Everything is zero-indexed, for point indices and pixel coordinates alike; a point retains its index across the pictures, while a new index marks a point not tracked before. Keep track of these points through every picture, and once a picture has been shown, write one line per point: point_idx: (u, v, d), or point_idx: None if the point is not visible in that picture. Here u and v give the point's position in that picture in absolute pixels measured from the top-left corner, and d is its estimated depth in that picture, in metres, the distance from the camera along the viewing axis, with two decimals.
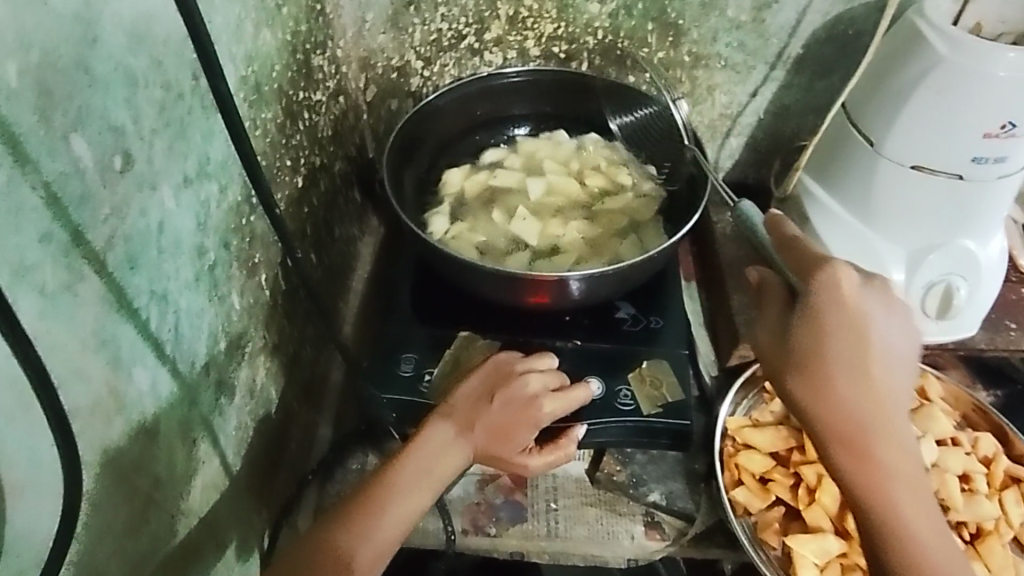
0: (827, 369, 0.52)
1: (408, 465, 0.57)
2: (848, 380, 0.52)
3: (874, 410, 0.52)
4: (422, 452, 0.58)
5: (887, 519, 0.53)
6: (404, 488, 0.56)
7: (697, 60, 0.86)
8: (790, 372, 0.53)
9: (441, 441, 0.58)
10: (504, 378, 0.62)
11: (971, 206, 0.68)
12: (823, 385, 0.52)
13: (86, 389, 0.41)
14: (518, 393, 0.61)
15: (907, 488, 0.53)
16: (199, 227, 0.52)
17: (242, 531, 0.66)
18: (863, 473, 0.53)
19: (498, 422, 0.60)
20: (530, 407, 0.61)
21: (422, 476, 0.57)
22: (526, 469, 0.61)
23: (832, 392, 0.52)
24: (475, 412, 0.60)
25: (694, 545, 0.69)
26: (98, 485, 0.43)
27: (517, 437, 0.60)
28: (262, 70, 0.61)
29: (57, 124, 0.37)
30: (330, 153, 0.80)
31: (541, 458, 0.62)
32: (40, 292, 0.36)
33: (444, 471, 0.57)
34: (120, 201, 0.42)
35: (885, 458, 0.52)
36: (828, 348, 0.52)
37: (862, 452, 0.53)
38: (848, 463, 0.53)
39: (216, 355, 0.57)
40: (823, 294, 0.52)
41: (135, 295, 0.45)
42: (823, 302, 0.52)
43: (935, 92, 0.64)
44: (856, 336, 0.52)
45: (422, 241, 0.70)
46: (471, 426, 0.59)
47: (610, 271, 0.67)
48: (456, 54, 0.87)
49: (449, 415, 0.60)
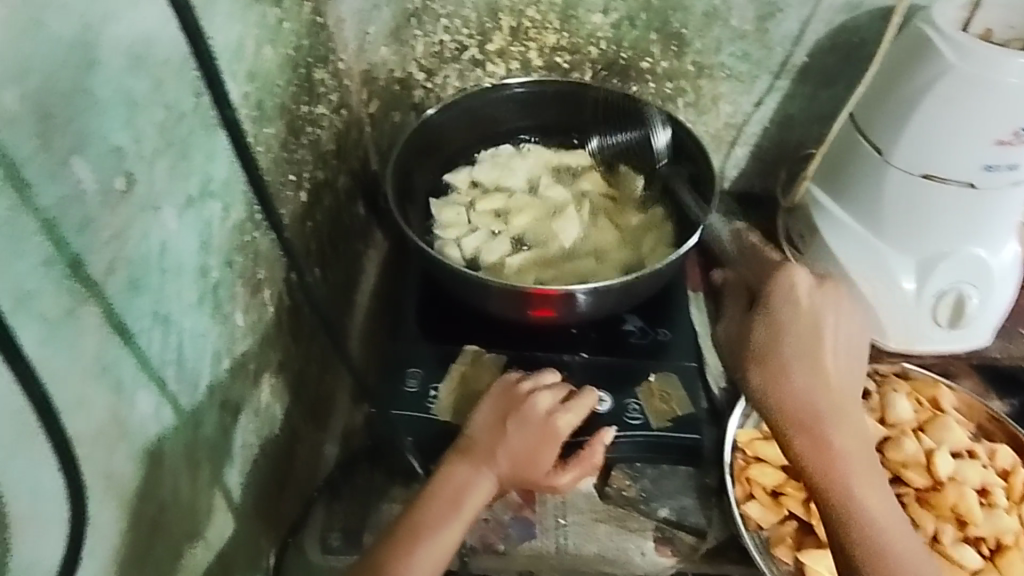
0: (784, 359, 0.56)
1: (437, 504, 0.56)
2: (805, 373, 0.56)
3: (833, 400, 0.55)
4: (449, 491, 0.57)
5: (844, 507, 0.54)
6: (435, 527, 0.55)
7: (700, 70, 0.85)
8: (752, 361, 0.57)
9: (465, 474, 0.57)
10: (515, 402, 0.61)
11: (982, 213, 0.68)
12: (787, 376, 0.56)
13: (89, 416, 0.41)
14: (532, 415, 0.60)
15: (866, 475, 0.54)
16: (202, 247, 0.51)
17: (247, 552, 0.65)
18: (822, 462, 0.54)
19: (521, 448, 0.59)
20: (548, 424, 0.60)
21: (451, 514, 0.56)
22: (558, 488, 0.61)
23: (794, 384, 0.56)
24: (495, 441, 0.59)
25: (706, 561, 0.70)
26: (102, 514, 0.43)
27: (540, 459, 0.59)
28: (265, 87, 0.61)
29: (58, 148, 0.36)
30: (333, 167, 0.79)
31: (570, 471, 0.61)
32: (41, 319, 0.36)
33: (475, 503, 0.57)
34: (122, 224, 0.42)
35: (843, 444, 0.55)
36: (784, 342, 0.57)
37: (816, 441, 0.55)
38: (806, 453, 0.55)
39: (220, 376, 0.56)
40: (776, 288, 0.59)
41: (138, 318, 0.44)
42: (779, 303, 0.58)
43: (944, 100, 0.63)
44: (807, 327, 0.57)
45: (427, 256, 0.69)
46: (496, 456, 0.58)
47: (617, 284, 0.67)
48: (459, 67, 0.86)
49: (470, 452, 0.59)
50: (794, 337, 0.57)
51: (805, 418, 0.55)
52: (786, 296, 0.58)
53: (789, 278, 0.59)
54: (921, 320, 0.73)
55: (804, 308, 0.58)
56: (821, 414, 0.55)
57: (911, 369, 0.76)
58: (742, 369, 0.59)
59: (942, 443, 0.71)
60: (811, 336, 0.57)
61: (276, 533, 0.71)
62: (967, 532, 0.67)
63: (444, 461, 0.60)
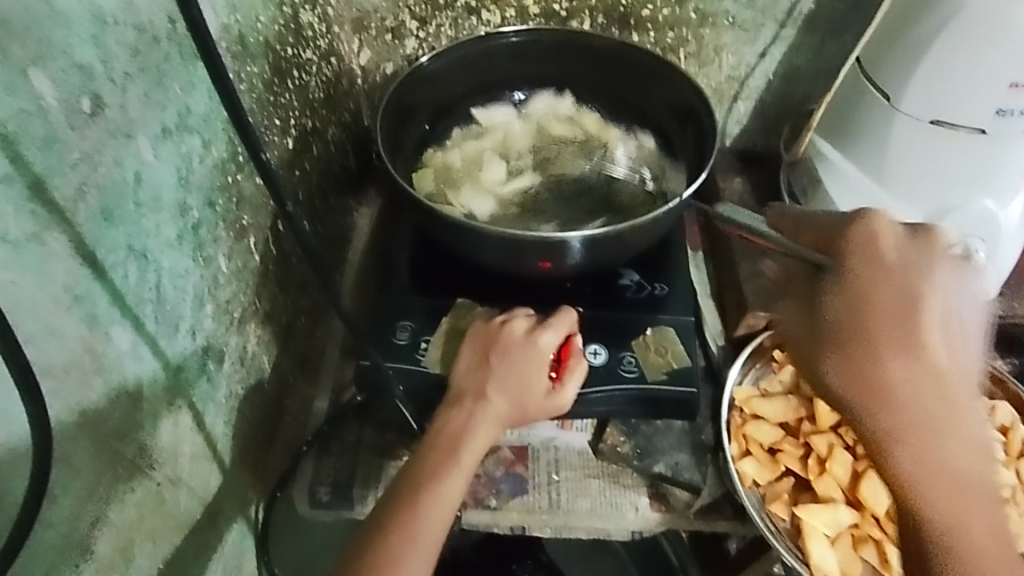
0: (875, 348, 0.45)
1: (434, 453, 0.55)
2: (926, 366, 0.45)
3: (928, 404, 0.45)
4: (447, 438, 0.56)
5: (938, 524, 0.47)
6: (437, 479, 0.54)
7: (703, 19, 0.82)
8: (838, 353, 0.46)
9: (460, 420, 0.56)
10: (493, 337, 0.61)
11: (993, 161, 0.65)
12: (900, 374, 0.45)
13: (60, 346, 0.39)
14: (511, 343, 0.60)
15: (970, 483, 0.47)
16: (180, 182, 0.49)
17: (234, 503, 0.65)
18: (925, 467, 0.46)
19: (508, 378, 0.58)
20: (528, 346, 0.60)
21: (452, 460, 0.55)
22: (559, 404, 0.60)
23: (885, 374, 0.45)
24: (481, 379, 0.58)
25: (701, 518, 0.68)
26: (75, 448, 0.41)
27: (530, 383, 0.58)
28: (247, 22, 0.58)
29: (15, 57, 0.34)
30: (322, 117, 0.77)
31: (568, 383, 0.61)
32: (2, 239, 0.34)
33: (476, 447, 0.55)
34: (90, 147, 0.40)
35: (957, 457, 0.46)
36: (899, 316, 0.45)
37: (921, 452, 0.46)
38: (905, 461, 0.47)
39: (202, 321, 0.55)
40: (852, 249, 0.47)
41: (112, 249, 0.43)
42: (861, 259, 0.47)
43: (957, 41, 0.61)
44: (902, 295, 0.45)
45: (417, 203, 0.67)
46: (491, 395, 0.57)
47: (613, 232, 0.65)
48: (453, 13, 0.84)
49: (460, 398, 0.58)
50: (891, 317, 0.45)
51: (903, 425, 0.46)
52: (862, 255, 0.47)
53: (870, 233, 0.48)
54: None
55: (894, 274, 0.46)
56: (921, 422, 0.46)
57: None
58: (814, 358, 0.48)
59: None
60: (923, 316, 0.45)
61: (263, 485, 0.70)
62: None
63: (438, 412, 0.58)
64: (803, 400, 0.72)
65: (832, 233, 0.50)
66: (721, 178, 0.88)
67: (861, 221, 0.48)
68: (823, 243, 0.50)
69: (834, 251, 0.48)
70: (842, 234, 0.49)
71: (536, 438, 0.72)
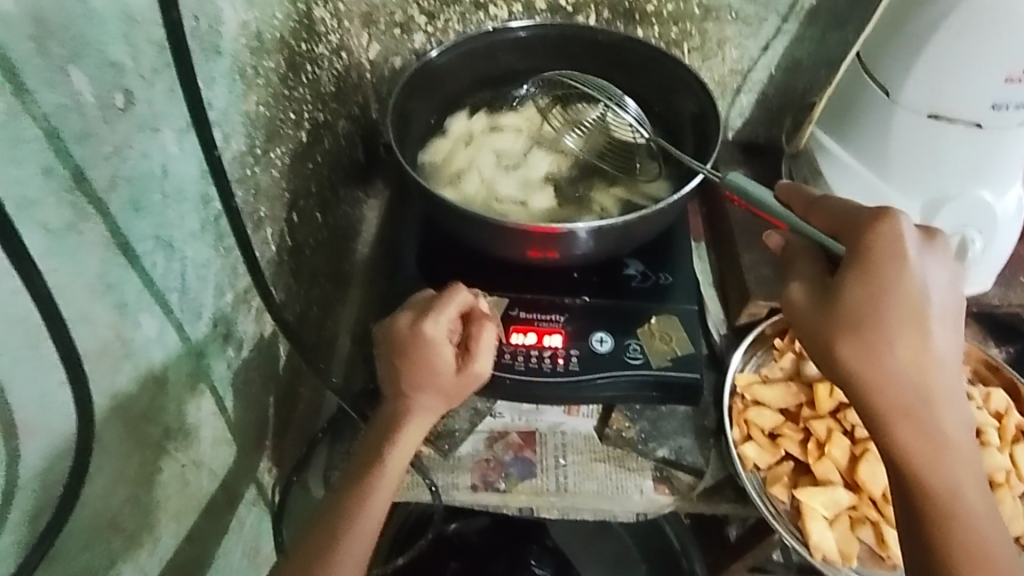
0: (880, 330, 0.50)
1: (364, 458, 0.59)
2: (918, 349, 0.50)
3: (921, 385, 0.50)
4: (373, 442, 0.59)
5: (938, 496, 0.50)
6: (364, 481, 0.57)
7: (707, 13, 0.84)
8: (846, 330, 0.50)
9: (385, 423, 0.60)
10: (393, 335, 0.61)
11: (989, 154, 0.67)
12: (897, 353, 0.50)
13: (94, 332, 0.41)
14: (398, 341, 0.60)
15: (962, 463, 0.50)
16: (202, 175, 0.51)
17: (250, 485, 0.67)
18: (918, 445, 0.50)
19: (411, 376, 0.59)
20: (409, 341, 0.60)
21: (375, 464, 0.58)
22: (478, 378, 0.61)
23: (887, 354, 0.50)
24: (393, 381, 0.60)
25: (705, 499, 0.70)
26: (109, 429, 0.43)
27: (435, 377, 0.59)
28: (264, 18, 0.59)
29: (55, 56, 0.36)
30: (333, 110, 0.78)
31: (477, 359, 0.62)
32: (44, 230, 0.36)
33: (400, 446, 0.58)
34: (121, 141, 0.41)
35: (948, 437, 0.50)
36: (902, 302, 0.50)
37: (916, 428, 0.50)
38: (901, 437, 0.51)
39: (222, 309, 0.56)
40: (871, 240, 0.50)
41: (140, 239, 0.44)
42: (882, 244, 0.50)
43: (955, 35, 0.62)
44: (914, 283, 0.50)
45: (428, 195, 0.69)
46: (409, 392, 0.60)
47: (620, 223, 0.66)
48: (461, 8, 0.86)
49: (386, 402, 0.61)
50: (897, 301, 0.50)
51: (901, 401, 0.50)
52: (882, 243, 0.50)
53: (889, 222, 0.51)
54: None
55: (908, 264, 0.50)
56: (915, 402, 0.50)
57: None
58: (823, 335, 0.51)
59: None
60: (921, 305, 0.50)
61: (278, 469, 0.72)
62: None
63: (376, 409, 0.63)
64: (803, 386, 0.74)
65: (849, 218, 0.53)
66: (723, 170, 0.89)
67: (881, 212, 0.52)
68: (837, 229, 0.53)
69: (852, 238, 0.52)
70: (857, 217, 0.53)
71: (543, 423, 0.74)
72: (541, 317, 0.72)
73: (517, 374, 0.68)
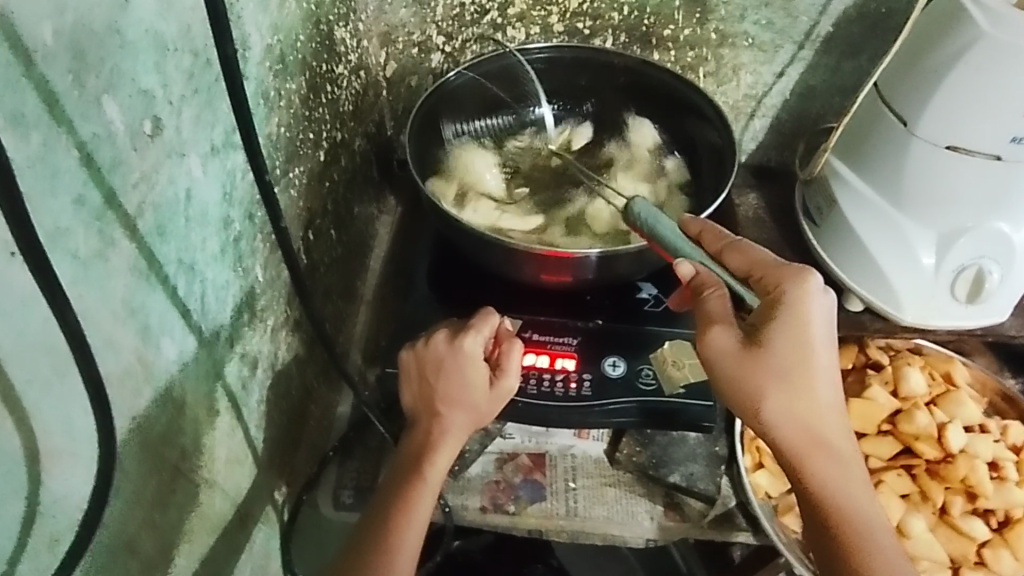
0: (784, 374, 0.52)
1: (402, 478, 0.59)
2: (801, 390, 0.53)
3: (827, 421, 0.54)
4: (411, 459, 0.60)
5: (846, 524, 0.53)
6: (406, 499, 0.58)
7: (723, 39, 0.84)
8: (754, 377, 0.52)
9: (423, 442, 0.61)
10: (427, 358, 0.63)
11: (1007, 187, 0.66)
12: (783, 392, 0.53)
13: (117, 357, 0.41)
14: (431, 357, 0.63)
15: (857, 485, 0.54)
16: (225, 198, 0.51)
17: (260, 503, 0.66)
18: (825, 468, 0.54)
19: (441, 391, 0.62)
20: (453, 357, 0.62)
21: (417, 483, 0.58)
22: (507, 389, 0.63)
23: (796, 399, 0.53)
24: (426, 397, 0.62)
25: (715, 527, 0.69)
26: (128, 451, 0.44)
27: (461, 394, 0.62)
28: (288, 41, 0.60)
29: (91, 87, 0.36)
30: (350, 129, 0.79)
31: (507, 375, 0.64)
32: (73, 257, 0.36)
33: (441, 464, 0.59)
34: (150, 167, 0.42)
35: (840, 459, 0.54)
36: (784, 354, 0.52)
37: (818, 458, 0.54)
38: (808, 467, 0.54)
39: (239, 329, 0.57)
40: (789, 294, 0.53)
41: (165, 262, 0.45)
42: (792, 304, 0.52)
43: (975, 69, 0.62)
44: (810, 334, 0.52)
45: (443, 216, 0.69)
46: (442, 409, 0.61)
47: (634, 249, 0.66)
48: (479, 30, 0.86)
49: (418, 422, 0.62)
50: (798, 352, 0.52)
51: (791, 427, 0.54)
52: (795, 304, 0.52)
53: (802, 281, 0.53)
54: (938, 295, 0.72)
55: (806, 316, 0.52)
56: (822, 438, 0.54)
57: (925, 344, 0.77)
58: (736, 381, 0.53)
59: (954, 418, 0.71)
60: (812, 353, 0.52)
61: (288, 487, 0.72)
62: (976, 504, 0.68)
63: (407, 429, 0.64)
64: None
65: (767, 268, 0.55)
66: (736, 194, 0.89)
67: (795, 271, 0.54)
68: (754, 275, 0.56)
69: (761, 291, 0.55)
70: (776, 275, 0.54)
71: (553, 446, 0.74)
72: (554, 340, 0.72)
73: (529, 398, 0.68)
